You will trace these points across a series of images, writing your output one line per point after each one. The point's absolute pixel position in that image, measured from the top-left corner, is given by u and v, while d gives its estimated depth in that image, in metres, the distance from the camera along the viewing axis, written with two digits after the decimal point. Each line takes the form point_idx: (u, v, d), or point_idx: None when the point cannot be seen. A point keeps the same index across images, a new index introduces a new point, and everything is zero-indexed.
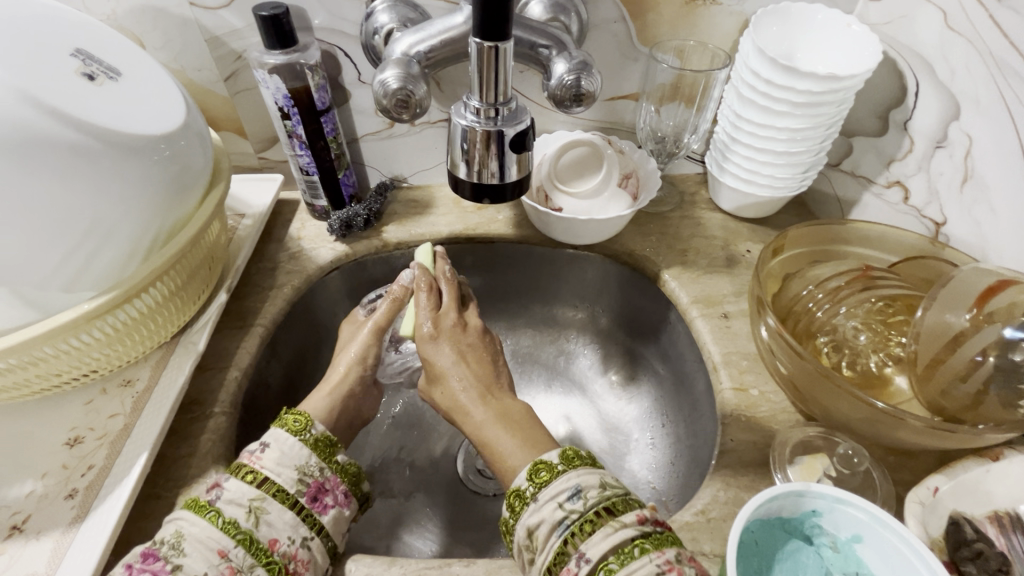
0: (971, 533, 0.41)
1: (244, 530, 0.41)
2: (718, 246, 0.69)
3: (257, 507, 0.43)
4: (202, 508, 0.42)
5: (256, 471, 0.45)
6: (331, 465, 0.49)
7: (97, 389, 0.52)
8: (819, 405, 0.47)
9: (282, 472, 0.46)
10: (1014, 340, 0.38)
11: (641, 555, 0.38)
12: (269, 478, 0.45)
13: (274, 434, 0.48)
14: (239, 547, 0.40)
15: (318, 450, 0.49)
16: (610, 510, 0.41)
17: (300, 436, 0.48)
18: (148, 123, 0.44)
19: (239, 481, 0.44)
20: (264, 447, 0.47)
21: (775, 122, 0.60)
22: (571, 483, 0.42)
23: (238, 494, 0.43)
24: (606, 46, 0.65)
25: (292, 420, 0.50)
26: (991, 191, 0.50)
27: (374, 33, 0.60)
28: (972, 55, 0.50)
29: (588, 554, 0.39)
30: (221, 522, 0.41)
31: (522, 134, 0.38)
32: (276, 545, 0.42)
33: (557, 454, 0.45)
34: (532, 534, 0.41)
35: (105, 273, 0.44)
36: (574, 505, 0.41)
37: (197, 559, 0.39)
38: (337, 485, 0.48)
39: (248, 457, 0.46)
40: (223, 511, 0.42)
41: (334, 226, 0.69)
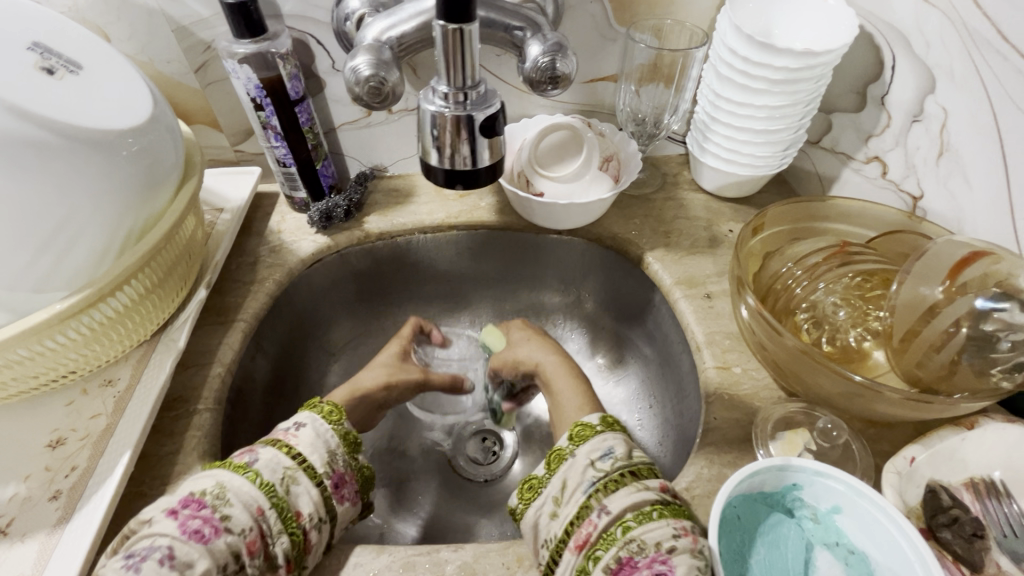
0: (947, 500, 0.42)
1: (278, 494, 0.43)
2: (701, 227, 0.69)
3: (291, 476, 0.44)
4: (240, 468, 0.43)
5: (286, 444, 0.46)
6: (351, 460, 0.49)
7: (79, 390, 0.52)
8: (799, 380, 0.47)
9: (316, 453, 0.47)
10: (986, 310, 0.38)
11: (659, 518, 0.40)
12: (303, 454, 0.46)
13: (309, 417, 0.49)
14: (272, 510, 0.42)
15: (346, 443, 0.49)
16: (634, 473, 0.43)
17: (333, 424, 0.49)
18: (113, 116, 0.43)
19: (274, 450, 0.45)
20: (300, 426, 0.48)
21: (753, 100, 0.60)
22: (606, 444, 0.46)
23: (274, 460, 0.44)
24: (582, 27, 0.64)
25: (328, 409, 0.51)
26: (966, 164, 0.50)
27: (346, 20, 0.58)
28: (947, 27, 0.50)
29: (609, 507, 0.41)
30: (259, 483, 0.42)
31: (492, 118, 0.37)
32: (300, 515, 0.43)
33: (597, 418, 0.49)
34: (564, 486, 0.44)
35: (77, 273, 0.43)
36: (604, 464, 0.44)
37: (240, 510, 0.40)
38: (353, 480, 0.48)
39: (285, 432, 0.48)
40: (260, 472, 0.43)
41: (313, 218, 0.68)
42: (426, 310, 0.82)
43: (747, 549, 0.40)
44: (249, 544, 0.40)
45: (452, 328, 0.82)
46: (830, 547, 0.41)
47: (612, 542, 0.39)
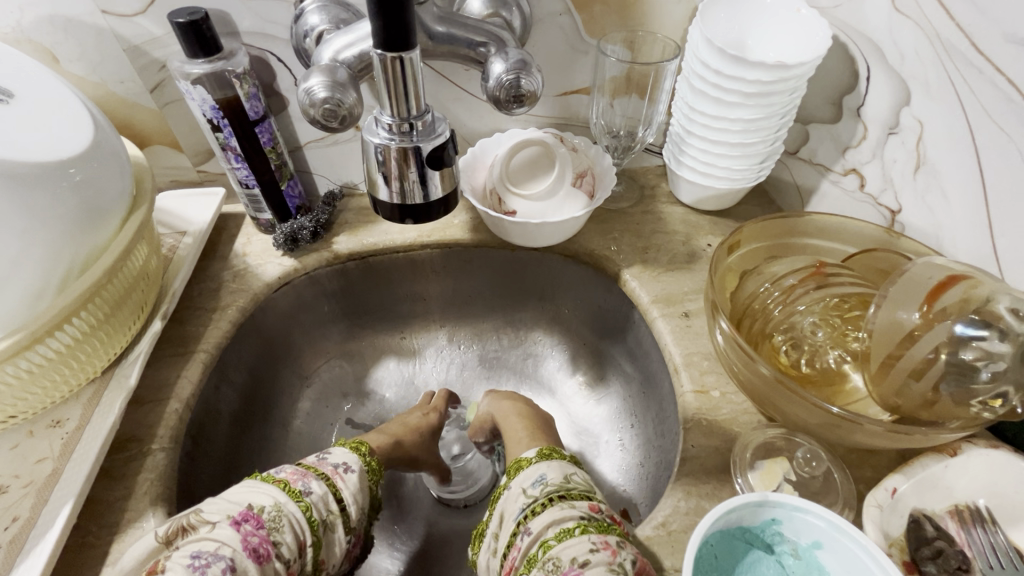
0: (931, 531, 0.41)
1: (320, 532, 0.47)
2: (679, 242, 0.67)
3: (332, 518, 0.48)
4: (294, 494, 0.47)
5: (336, 485, 0.50)
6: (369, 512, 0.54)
7: (24, 432, 0.49)
8: (777, 408, 0.45)
9: (355, 501, 0.51)
10: (966, 337, 0.35)
11: (581, 534, 0.42)
12: (345, 501, 0.50)
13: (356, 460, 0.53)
14: (312, 547, 0.46)
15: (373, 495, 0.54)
16: (562, 496, 0.45)
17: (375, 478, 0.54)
18: (49, 148, 0.40)
19: (325, 487, 0.49)
20: (349, 469, 0.52)
21: (728, 113, 0.58)
22: (536, 473, 0.49)
23: (323, 497, 0.48)
24: (552, 40, 0.62)
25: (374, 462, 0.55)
26: (943, 178, 0.49)
27: (305, 36, 0.56)
28: (920, 38, 0.48)
29: (530, 528, 0.44)
30: (308, 516, 0.46)
31: (440, 147, 0.35)
32: (325, 562, 0.48)
33: (535, 452, 0.52)
34: (501, 518, 0.48)
35: (12, 312, 0.41)
36: (534, 490, 0.47)
37: (291, 540, 0.45)
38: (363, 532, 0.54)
39: (335, 472, 0.51)
40: (312, 506, 0.47)
41: (279, 240, 0.66)
42: (403, 331, 0.79)
43: None
44: (288, 574, 0.44)
45: (429, 348, 0.80)
46: None
47: (535, 563, 0.41)
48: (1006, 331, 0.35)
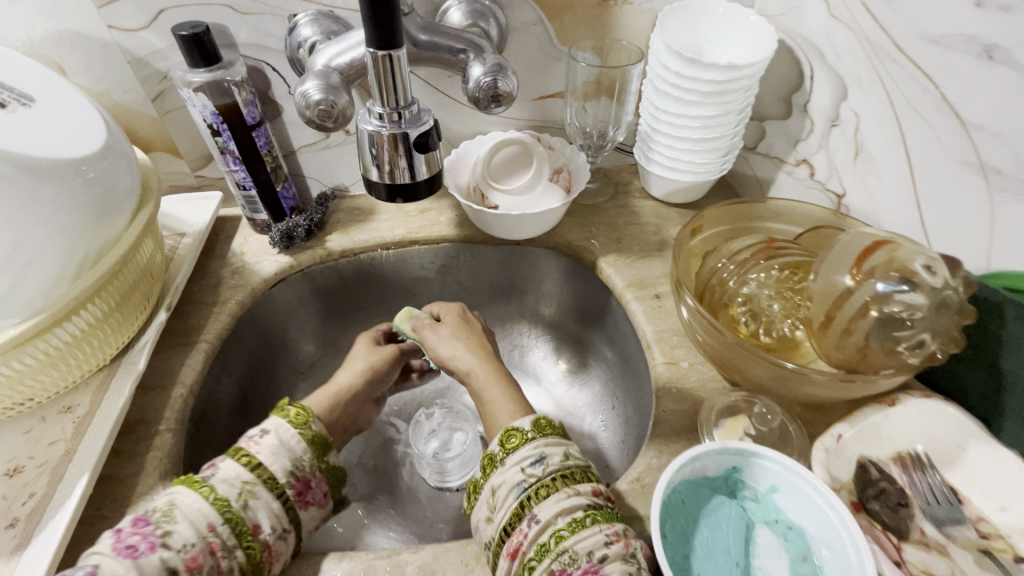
0: (875, 474, 0.45)
1: (232, 509, 0.43)
2: (650, 232, 0.73)
3: (248, 490, 0.45)
4: (196, 482, 0.44)
5: (250, 454, 0.47)
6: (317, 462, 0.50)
7: (37, 417, 0.52)
8: (736, 369, 0.50)
9: (277, 461, 0.48)
10: (887, 293, 0.40)
11: (592, 524, 0.41)
12: (262, 464, 0.47)
13: (276, 422, 0.50)
14: (226, 525, 0.43)
15: (316, 447, 0.51)
16: (566, 478, 0.44)
17: (301, 429, 0.50)
18: (67, 147, 0.44)
19: (235, 462, 0.46)
20: (264, 432, 0.49)
21: (688, 111, 0.64)
22: (537, 450, 0.45)
23: (232, 475, 0.45)
24: (527, 48, 0.68)
25: (296, 413, 0.52)
26: (878, 163, 0.54)
27: (299, 47, 0.61)
28: (852, 39, 0.54)
29: (538, 515, 0.41)
30: (213, 497, 0.43)
31: (425, 134, 0.40)
32: (258, 530, 0.44)
33: (530, 423, 0.48)
34: (494, 492, 0.45)
35: (33, 297, 0.44)
36: (536, 471, 0.44)
37: (186, 527, 0.41)
38: (322, 483, 0.50)
39: (246, 441, 0.48)
40: (216, 487, 0.44)
41: (275, 238, 0.70)
42: None
43: (691, 532, 0.42)
44: (189, 560, 0.40)
45: None
46: (770, 525, 0.43)
47: (547, 553, 0.40)
48: (920, 284, 0.40)
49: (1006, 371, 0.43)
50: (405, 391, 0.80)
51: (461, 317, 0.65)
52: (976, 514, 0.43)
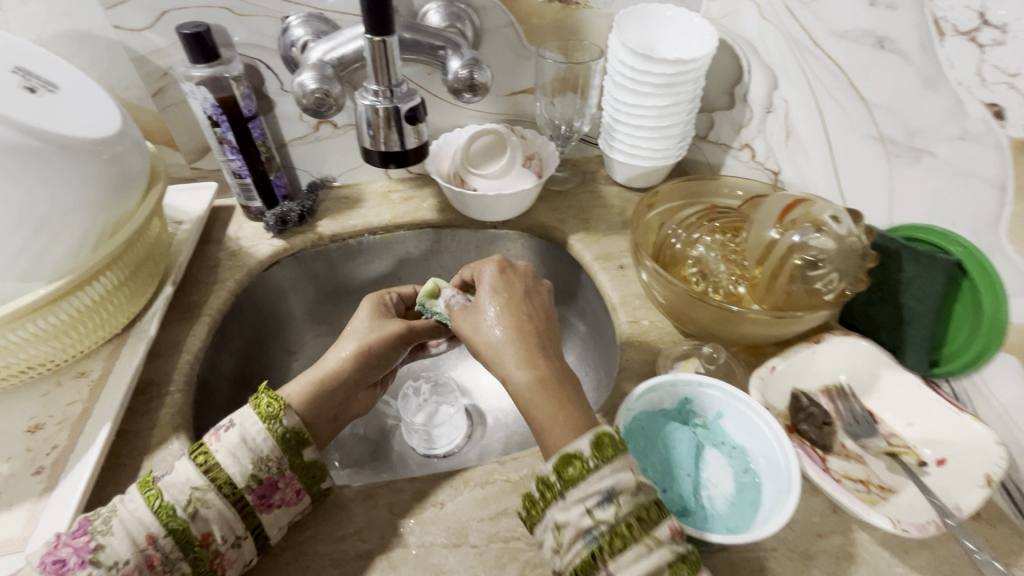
0: (806, 402, 0.53)
1: (177, 519, 0.41)
2: (616, 213, 0.80)
3: (197, 498, 0.42)
4: (145, 484, 0.42)
5: (208, 453, 0.44)
6: (283, 460, 0.46)
7: (53, 382, 0.56)
8: (687, 317, 0.57)
9: (236, 461, 0.44)
10: (802, 241, 0.48)
11: None
12: (218, 465, 0.44)
13: (244, 413, 0.47)
14: (169, 536, 0.41)
15: (284, 444, 0.47)
16: (644, 521, 0.39)
17: (268, 424, 0.46)
18: (89, 130, 0.49)
19: (189, 462, 0.43)
20: (228, 426, 0.46)
21: (643, 102, 0.72)
22: (604, 486, 0.40)
23: (183, 476, 0.43)
24: (500, 48, 0.75)
25: (267, 403, 0.47)
26: (805, 143, 0.63)
27: (292, 46, 0.67)
28: (780, 37, 0.63)
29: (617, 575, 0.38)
30: (157, 504, 0.41)
31: (415, 110, 0.46)
32: (209, 539, 0.42)
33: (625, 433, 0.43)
34: (558, 534, 0.40)
35: (59, 263, 0.49)
36: (605, 514, 0.39)
37: (120, 541, 0.39)
38: (291, 483, 0.46)
39: (211, 434, 0.45)
40: (163, 491, 0.42)
41: (270, 223, 0.75)
42: None
43: (649, 452, 0.49)
44: None
45: None
46: (717, 446, 0.50)
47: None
48: (829, 231, 0.48)
49: (905, 304, 0.52)
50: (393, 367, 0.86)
51: (498, 283, 0.52)
52: (889, 430, 0.51)
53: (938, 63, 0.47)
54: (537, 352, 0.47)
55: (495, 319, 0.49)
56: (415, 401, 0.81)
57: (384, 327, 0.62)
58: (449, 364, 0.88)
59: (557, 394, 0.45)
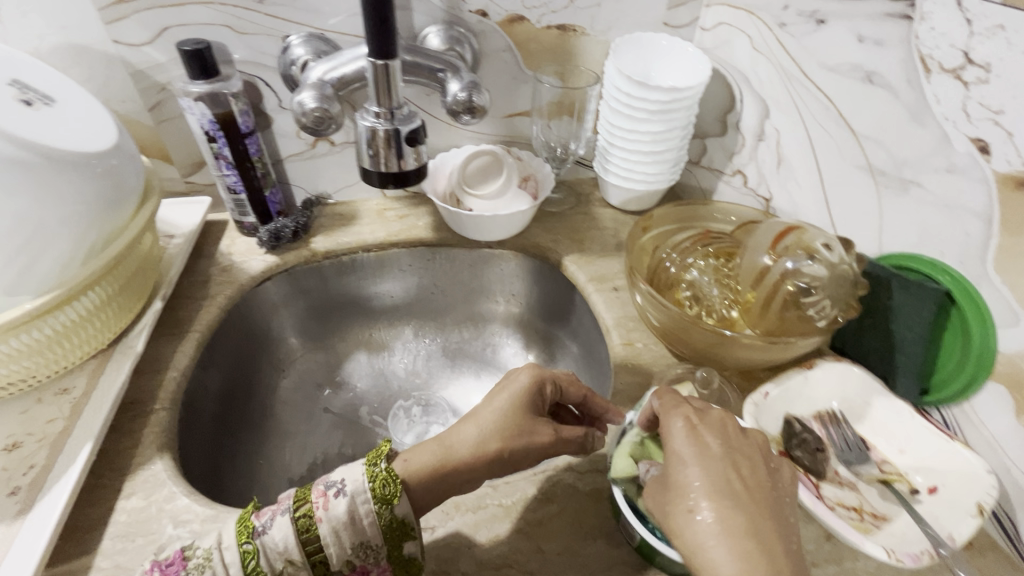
0: (799, 428, 0.53)
1: None
2: (609, 235, 0.81)
3: (288, 572, 0.40)
4: (244, 533, 0.41)
5: (312, 519, 0.41)
6: (383, 552, 0.42)
7: (34, 399, 0.54)
8: (681, 340, 0.57)
9: (335, 541, 0.41)
10: (796, 267, 0.49)
11: None
12: (319, 542, 0.41)
13: (355, 479, 0.43)
14: None
15: (389, 533, 0.42)
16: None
17: (380, 509, 0.42)
18: (85, 143, 0.49)
19: (289, 524, 0.41)
20: (339, 491, 0.42)
21: (639, 127, 0.73)
22: None
23: (278, 539, 0.40)
24: (497, 71, 0.76)
25: (382, 483, 0.42)
26: (796, 171, 0.64)
27: (291, 65, 0.68)
28: (772, 68, 0.65)
29: None
30: (250, 567, 0.40)
31: (415, 132, 0.46)
32: None
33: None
34: None
35: (46, 277, 0.48)
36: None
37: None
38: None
39: (321, 494, 0.42)
40: (258, 554, 0.40)
41: (263, 238, 0.75)
42: (373, 326, 0.88)
43: None
44: None
45: (397, 340, 0.89)
46: None
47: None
48: (821, 258, 0.48)
49: (894, 331, 0.53)
50: (382, 387, 0.84)
51: (690, 446, 0.39)
52: (881, 457, 0.51)
53: (925, 98, 0.48)
54: (767, 563, 0.33)
55: (699, 499, 0.37)
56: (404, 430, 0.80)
57: (533, 431, 0.47)
58: (439, 384, 0.86)
59: None
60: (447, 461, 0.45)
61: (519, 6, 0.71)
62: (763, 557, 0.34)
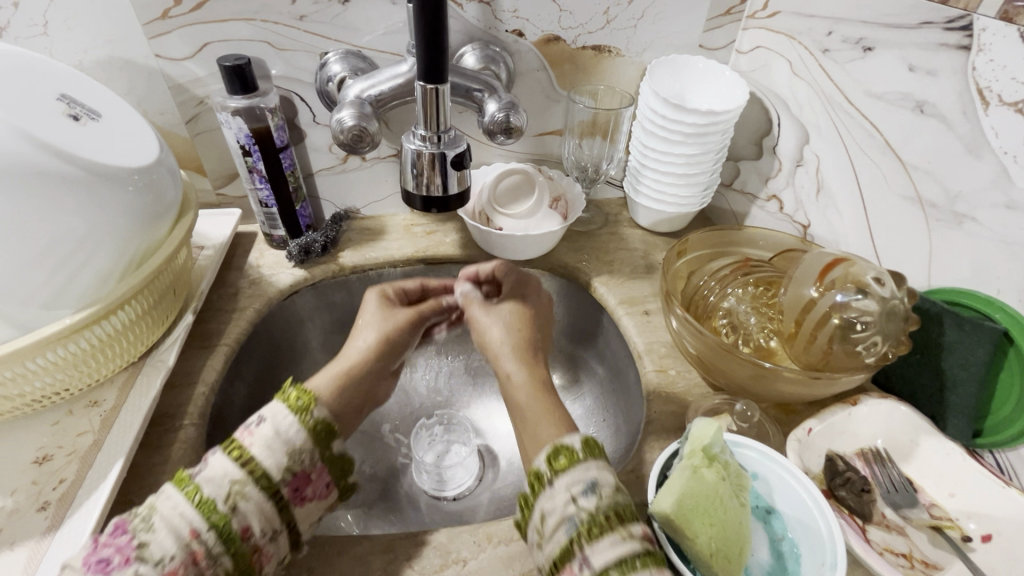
0: (842, 465, 0.51)
1: (218, 513, 0.40)
2: (639, 256, 0.80)
3: (236, 492, 0.41)
4: (182, 481, 0.42)
5: (243, 447, 0.44)
6: (314, 451, 0.47)
7: (65, 410, 0.54)
8: (719, 371, 0.56)
9: (272, 456, 0.44)
10: (845, 301, 0.47)
11: (644, 568, 0.37)
12: (254, 458, 0.43)
13: (274, 407, 0.47)
14: (211, 531, 0.40)
15: (315, 435, 0.47)
16: (620, 517, 0.40)
17: (300, 416, 0.47)
18: (129, 158, 0.49)
19: (224, 454, 0.43)
20: (260, 421, 0.46)
21: (673, 149, 0.72)
22: (588, 478, 0.42)
23: (219, 472, 0.42)
24: (531, 90, 0.76)
25: (296, 397, 0.48)
26: (837, 198, 0.63)
27: (328, 81, 0.68)
28: (813, 94, 0.63)
29: (591, 558, 0.38)
30: (198, 499, 0.40)
31: (460, 156, 0.45)
32: (248, 534, 0.41)
33: (580, 442, 0.44)
34: None
35: (85, 292, 0.48)
36: (587, 503, 0.41)
37: (165, 536, 0.38)
38: (323, 476, 0.47)
39: (244, 430, 0.45)
40: (200, 487, 0.41)
41: (292, 252, 0.75)
42: None
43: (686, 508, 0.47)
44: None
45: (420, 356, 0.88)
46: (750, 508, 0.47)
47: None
48: (871, 292, 0.47)
49: (946, 369, 0.51)
50: (405, 404, 0.84)
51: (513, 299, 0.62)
52: (930, 500, 0.49)
53: (982, 131, 0.47)
54: (535, 360, 0.56)
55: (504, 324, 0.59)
56: (427, 450, 0.79)
57: (395, 315, 0.62)
58: (462, 404, 0.86)
59: (547, 406, 0.50)
60: (342, 372, 0.54)
61: (557, 27, 0.70)
62: (536, 372, 0.54)
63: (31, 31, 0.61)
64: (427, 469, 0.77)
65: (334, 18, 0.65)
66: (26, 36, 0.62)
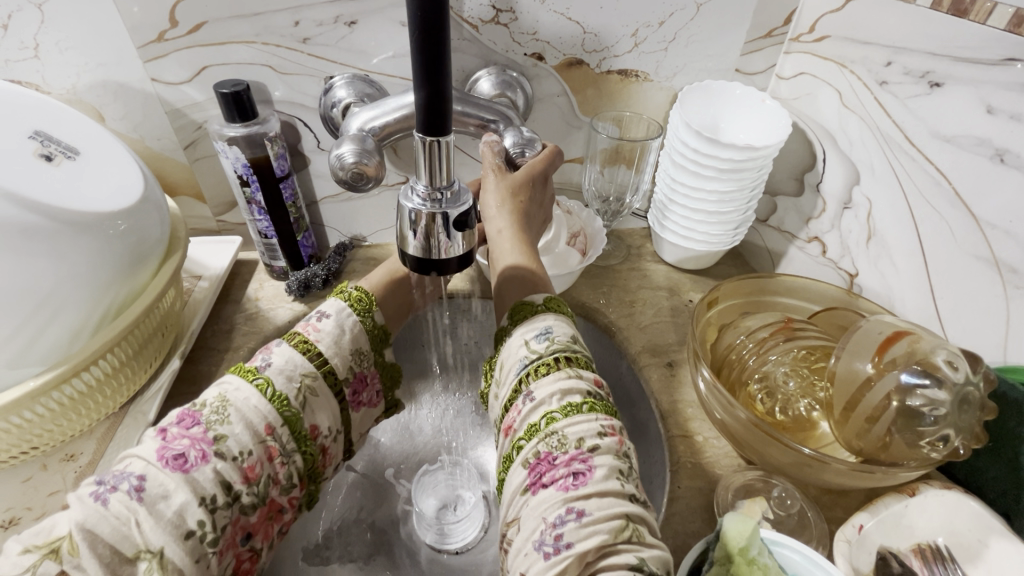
0: (897, 567, 0.44)
1: (291, 410, 0.47)
2: (663, 297, 0.73)
3: (306, 387, 0.48)
4: (250, 373, 0.46)
5: (309, 343, 0.50)
6: (373, 358, 0.56)
7: (38, 466, 0.50)
8: (755, 451, 0.49)
9: (338, 352, 0.52)
10: (911, 385, 0.41)
11: (588, 413, 0.41)
12: (322, 355, 0.50)
13: (335, 305, 0.55)
14: (284, 428, 0.46)
15: (373, 338, 0.56)
16: (570, 360, 0.44)
17: (365, 316, 0.55)
18: (108, 200, 0.45)
19: (291, 348, 0.49)
20: (325, 318, 0.53)
21: (705, 185, 0.65)
22: (543, 326, 0.46)
23: (286, 366, 0.48)
24: (550, 116, 0.71)
25: (357, 298, 0.56)
26: (891, 247, 0.56)
27: (332, 107, 0.63)
28: (865, 130, 0.57)
29: (534, 393, 0.42)
30: (269, 393, 0.46)
31: (464, 215, 0.38)
32: (316, 433, 0.49)
33: (543, 298, 0.50)
34: None
35: (54, 348, 0.44)
36: (539, 346, 0.45)
37: (241, 431, 0.43)
38: (374, 384, 0.57)
39: (307, 327, 0.52)
40: (271, 380, 0.46)
41: (292, 286, 0.70)
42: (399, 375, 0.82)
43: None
44: (244, 471, 0.42)
45: (426, 393, 0.81)
46: None
47: (535, 432, 0.41)
48: (943, 379, 0.40)
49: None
50: (407, 446, 0.79)
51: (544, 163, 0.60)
52: None
53: None
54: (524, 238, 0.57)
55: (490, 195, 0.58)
56: (430, 500, 0.73)
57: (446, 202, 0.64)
58: (468, 444, 0.81)
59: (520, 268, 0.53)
60: (398, 273, 0.63)
61: (579, 50, 0.65)
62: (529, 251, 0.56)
63: (22, 54, 0.58)
64: (430, 521, 0.71)
65: (339, 40, 0.61)
66: (16, 58, 0.58)
